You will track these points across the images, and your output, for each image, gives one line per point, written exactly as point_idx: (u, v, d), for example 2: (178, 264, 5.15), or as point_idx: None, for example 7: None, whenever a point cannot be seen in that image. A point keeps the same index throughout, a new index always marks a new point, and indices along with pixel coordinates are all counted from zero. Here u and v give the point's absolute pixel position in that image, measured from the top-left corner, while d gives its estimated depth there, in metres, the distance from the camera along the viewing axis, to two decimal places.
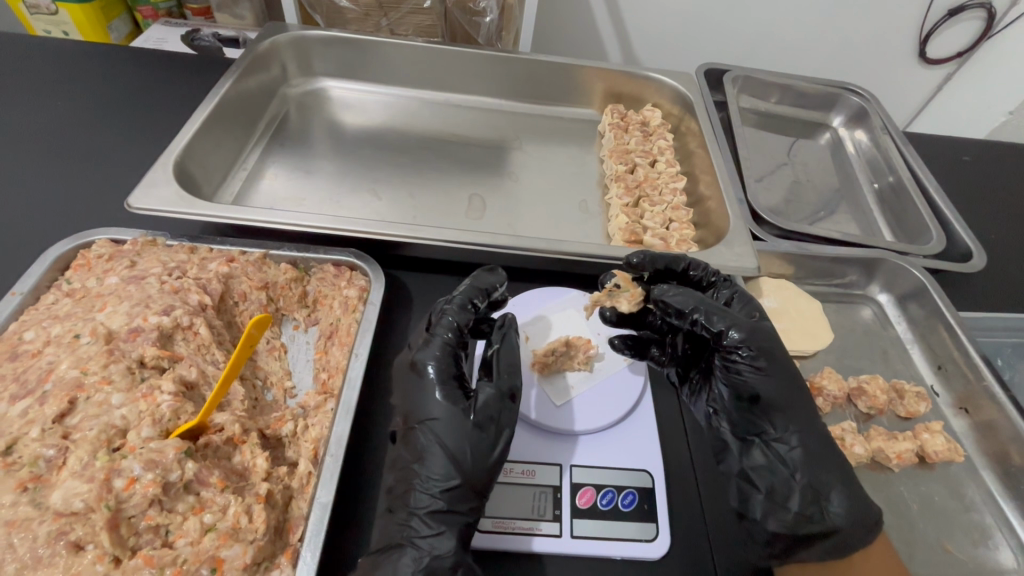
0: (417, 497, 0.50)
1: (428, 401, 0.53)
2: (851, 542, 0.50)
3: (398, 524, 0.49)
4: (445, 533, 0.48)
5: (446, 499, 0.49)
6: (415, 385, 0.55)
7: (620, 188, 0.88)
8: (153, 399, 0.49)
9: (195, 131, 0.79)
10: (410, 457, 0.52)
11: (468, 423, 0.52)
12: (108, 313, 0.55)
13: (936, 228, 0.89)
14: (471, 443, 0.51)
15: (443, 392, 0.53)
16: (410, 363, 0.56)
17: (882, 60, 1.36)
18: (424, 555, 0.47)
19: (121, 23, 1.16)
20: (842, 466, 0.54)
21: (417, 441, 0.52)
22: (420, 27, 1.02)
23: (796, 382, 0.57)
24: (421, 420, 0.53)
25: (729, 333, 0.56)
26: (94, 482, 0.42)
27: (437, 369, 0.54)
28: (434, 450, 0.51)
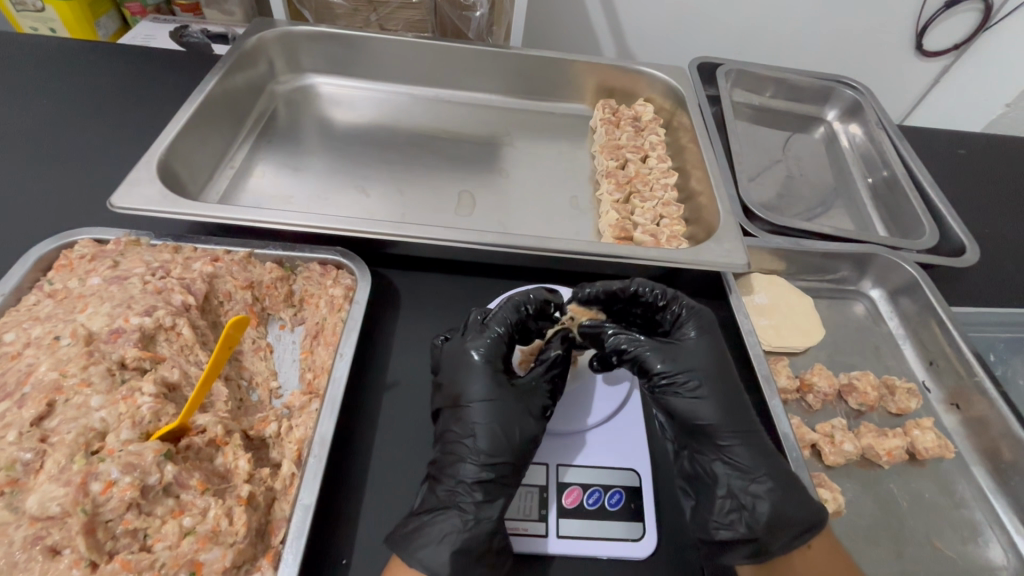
0: (464, 467, 0.52)
1: (478, 386, 0.55)
2: (777, 548, 0.52)
3: (448, 490, 0.51)
4: (491, 501, 0.51)
5: (496, 471, 0.52)
6: (468, 369, 0.56)
7: (611, 184, 0.87)
8: (133, 401, 0.48)
9: (179, 129, 0.78)
10: (461, 431, 0.54)
11: (520, 407, 0.55)
12: (89, 314, 0.54)
13: (929, 223, 0.88)
14: (520, 425, 0.54)
15: (495, 377, 0.56)
16: (463, 349, 0.57)
17: (878, 52, 1.34)
18: (471, 518, 0.49)
19: (109, 20, 1.15)
20: (778, 475, 0.54)
21: (468, 418, 0.54)
22: (410, 22, 1.01)
23: (731, 398, 0.57)
24: (473, 400, 0.55)
25: (652, 365, 0.58)
26: (71, 486, 0.42)
27: (489, 358, 0.57)
28: (481, 429, 0.53)
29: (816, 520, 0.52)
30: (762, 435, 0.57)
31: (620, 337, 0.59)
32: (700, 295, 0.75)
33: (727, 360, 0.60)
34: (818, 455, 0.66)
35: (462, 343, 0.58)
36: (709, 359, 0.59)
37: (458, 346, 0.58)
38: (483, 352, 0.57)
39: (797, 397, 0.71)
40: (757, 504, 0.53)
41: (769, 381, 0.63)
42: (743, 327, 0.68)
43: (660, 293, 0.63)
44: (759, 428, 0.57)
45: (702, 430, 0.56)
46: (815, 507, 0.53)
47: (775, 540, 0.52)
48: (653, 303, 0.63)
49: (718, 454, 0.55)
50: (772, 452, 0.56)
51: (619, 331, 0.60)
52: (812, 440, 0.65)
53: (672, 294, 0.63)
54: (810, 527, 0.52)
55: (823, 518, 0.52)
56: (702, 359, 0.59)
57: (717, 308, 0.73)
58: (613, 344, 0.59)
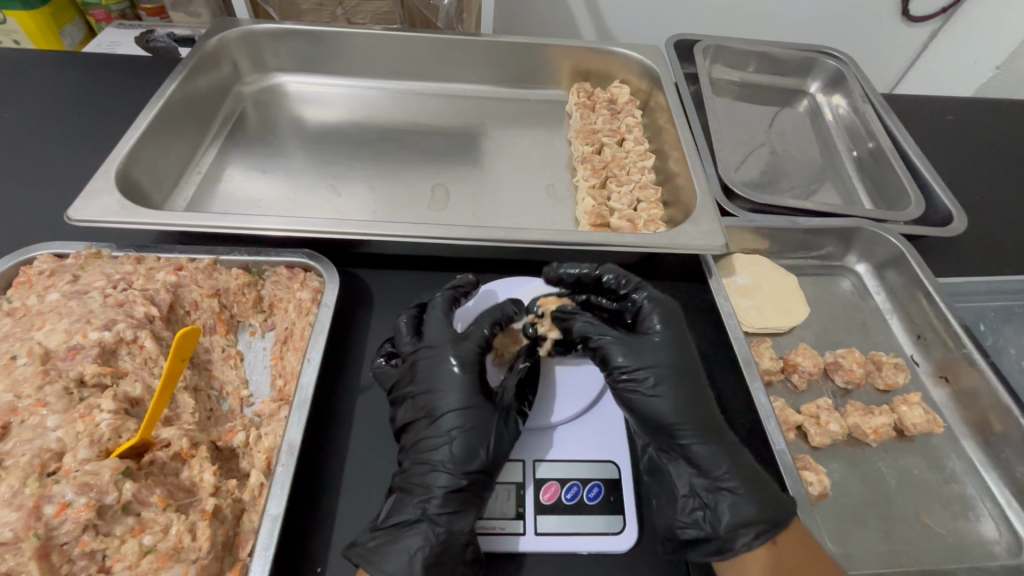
0: (438, 479, 0.50)
1: (457, 391, 0.54)
2: (738, 546, 0.50)
3: (416, 501, 0.49)
4: (462, 512, 0.49)
5: (471, 481, 0.50)
6: (446, 375, 0.55)
7: (587, 169, 0.85)
8: (92, 419, 0.47)
9: (138, 137, 0.76)
10: (435, 442, 0.52)
11: (497, 415, 0.54)
12: (46, 331, 0.53)
13: (914, 193, 0.86)
14: (497, 435, 0.53)
15: (475, 385, 0.54)
16: (439, 355, 0.56)
17: (863, 19, 1.31)
18: (443, 530, 0.48)
19: (75, 29, 1.12)
20: (739, 470, 0.52)
21: (444, 430, 0.52)
22: (377, 14, 0.99)
23: (689, 393, 0.55)
24: (451, 411, 0.53)
25: (613, 358, 0.57)
26: (24, 510, 0.41)
27: (468, 367, 0.55)
28: (460, 437, 0.52)
29: (778, 519, 0.50)
30: (725, 432, 0.55)
31: (586, 324, 0.59)
32: (681, 279, 0.73)
33: (690, 355, 0.58)
34: (805, 437, 0.64)
35: (441, 347, 0.57)
36: (670, 353, 0.57)
37: (437, 355, 0.56)
38: (457, 360, 0.55)
39: (783, 377, 0.70)
40: (719, 502, 0.52)
41: (750, 364, 0.62)
42: (723, 311, 0.66)
43: (624, 282, 0.63)
44: (722, 425, 0.55)
45: (661, 427, 0.54)
46: (778, 502, 0.51)
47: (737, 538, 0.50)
48: (616, 292, 0.63)
49: (679, 453, 0.54)
50: (732, 447, 0.54)
51: (587, 320, 0.59)
52: (796, 421, 0.64)
53: (635, 285, 0.62)
54: (773, 524, 0.49)
55: (785, 517, 0.50)
56: (662, 353, 0.57)
57: (698, 292, 0.72)
58: (581, 332, 0.59)
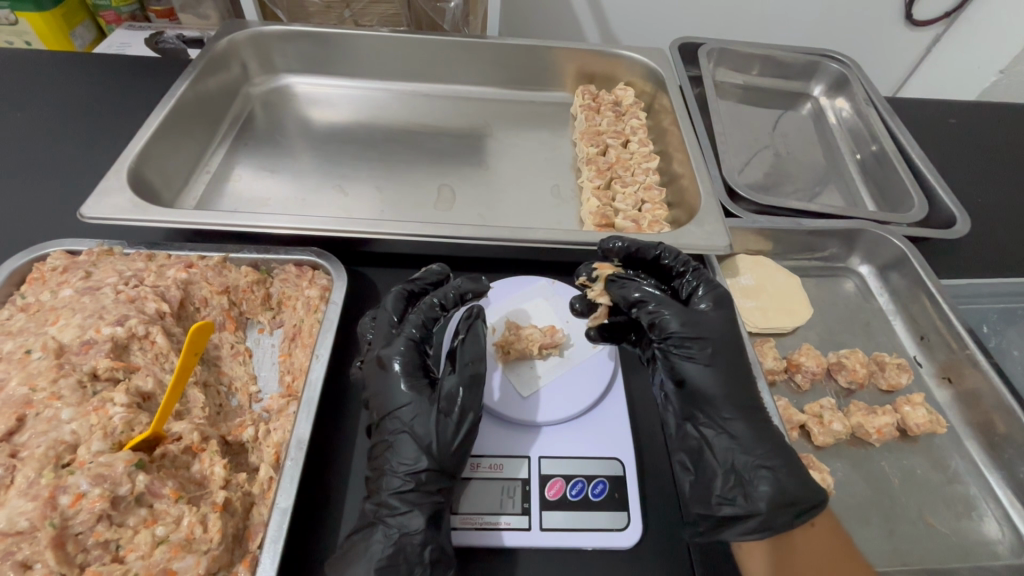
0: (388, 482, 0.50)
1: (393, 391, 0.53)
2: (778, 525, 0.50)
3: (374, 504, 0.50)
4: (414, 512, 0.49)
5: (416, 481, 0.50)
6: (380, 377, 0.54)
7: (592, 171, 0.86)
8: (105, 412, 0.48)
9: (149, 136, 0.77)
10: (381, 446, 0.52)
11: (432, 410, 0.52)
12: (60, 326, 0.54)
13: (917, 195, 0.87)
14: (436, 430, 0.51)
15: (406, 383, 0.53)
16: (375, 357, 0.55)
17: (866, 24, 1.32)
18: (394, 532, 0.48)
19: (85, 30, 1.13)
20: (781, 451, 0.53)
21: (386, 432, 0.52)
22: (384, 16, 1.00)
23: (737, 370, 0.57)
24: (389, 413, 0.53)
25: (669, 325, 0.57)
26: (40, 500, 0.42)
27: (403, 365, 0.54)
28: (402, 438, 0.51)
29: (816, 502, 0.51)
30: (765, 415, 0.56)
31: (646, 292, 0.59)
32: None
33: (739, 337, 0.59)
34: (808, 436, 0.65)
35: (376, 349, 0.56)
36: (722, 331, 0.58)
37: (373, 357, 0.56)
38: (391, 359, 0.55)
39: (786, 377, 0.70)
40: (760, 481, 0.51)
41: (754, 364, 0.63)
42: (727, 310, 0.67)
43: (681, 260, 0.63)
44: (763, 409, 0.56)
45: (708, 402, 0.55)
46: (815, 488, 0.50)
47: (778, 517, 0.50)
48: (672, 270, 0.64)
49: (721, 430, 0.55)
50: (774, 430, 0.55)
51: (649, 289, 0.59)
52: (800, 421, 0.64)
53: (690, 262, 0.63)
54: (813, 505, 0.50)
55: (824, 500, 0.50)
56: (715, 329, 0.58)
57: None
58: (638, 298, 0.59)
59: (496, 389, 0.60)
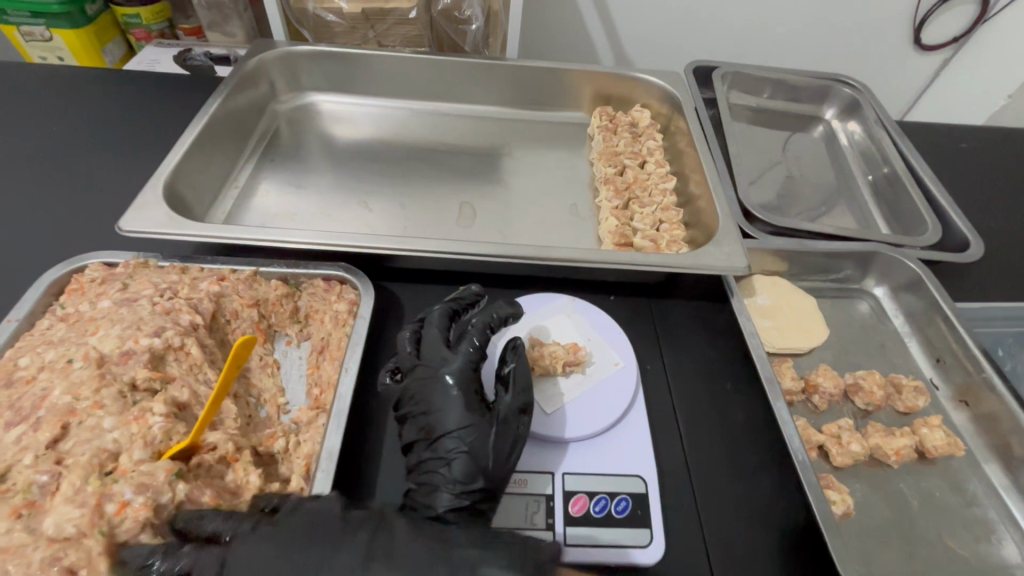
0: (441, 499, 0.51)
1: (452, 411, 0.54)
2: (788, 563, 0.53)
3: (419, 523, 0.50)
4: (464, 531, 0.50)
5: (471, 499, 0.51)
6: (440, 394, 0.56)
7: (610, 191, 0.88)
8: (145, 421, 0.49)
9: (183, 153, 0.80)
10: (434, 462, 0.53)
11: (492, 430, 0.54)
12: (100, 337, 0.56)
13: (931, 219, 0.88)
14: (495, 450, 0.53)
15: (466, 404, 0.55)
16: (435, 374, 0.57)
17: (876, 48, 1.34)
18: None
19: (116, 47, 1.17)
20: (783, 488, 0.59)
21: (441, 449, 0.53)
22: (407, 37, 1.01)
23: (734, 415, 0.64)
24: (445, 433, 0.53)
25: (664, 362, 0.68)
26: (86, 508, 0.43)
27: (461, 384, 0.56)
28: (459, 457, 0.52)
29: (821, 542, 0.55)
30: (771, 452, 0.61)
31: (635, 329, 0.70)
32: (703, 299, 0.75)
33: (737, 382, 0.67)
34: (826, 456, 0.65)
35: (436, 367, 0.58)
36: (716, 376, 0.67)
37: (432, 374, 0.57)
38: (451, 377, 0.56)
39: (803, 398, 0.71)
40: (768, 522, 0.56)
41: (773, 384, 0.64)
42: (746, 331, 0.68)
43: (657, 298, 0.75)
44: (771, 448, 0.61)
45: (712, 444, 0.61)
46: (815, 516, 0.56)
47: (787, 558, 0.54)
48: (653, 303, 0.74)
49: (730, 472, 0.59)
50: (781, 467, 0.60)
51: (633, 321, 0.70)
52: (818, 441, 0.65)
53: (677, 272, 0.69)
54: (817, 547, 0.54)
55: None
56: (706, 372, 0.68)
57: (719, 312, 0.73)
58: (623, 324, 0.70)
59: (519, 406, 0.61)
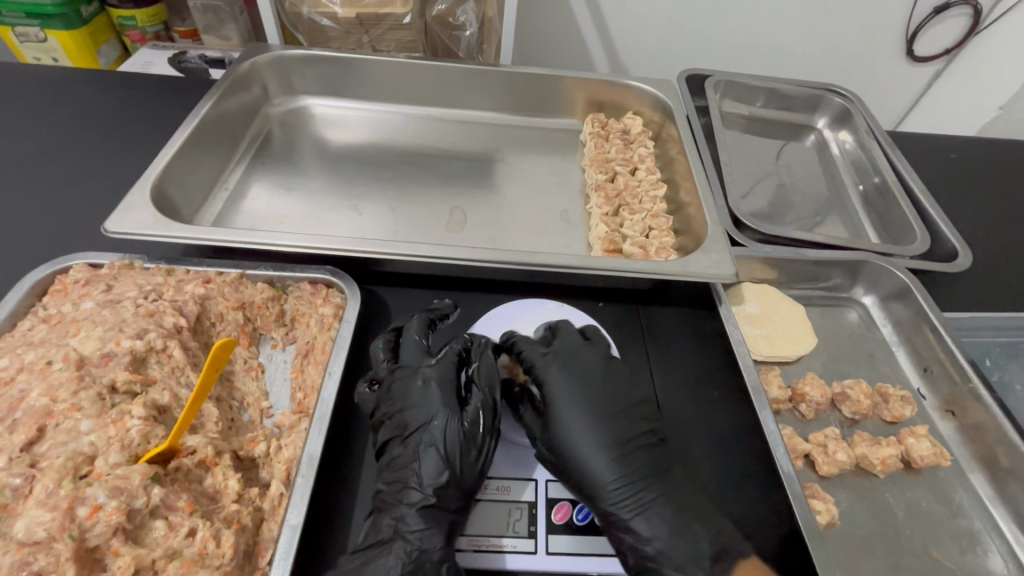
0: (411, 495, 0.51)
1: (430, 406, 0.55)
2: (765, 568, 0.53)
3: (390, 520, 0.50)
4: (432, 530, 0.49)
5: (441, 496, 0.51)
6: (419, 391, 0.56)
7: (601, 198, 0.88)
8: (123, 424, 0.49)
9: (173, 155, 0.80)
10: (406, 457, 0.53)
11: (465, 428, 0.54)
12: (81, 338, 0.55)
13: (920, 229, 0.88)
14: (467, 448, 0.53)
15: (444, 400, 0.56)
16: (415, 372, 0.58)
17: (869, 59, 1.35)
18: (413, 548, 0.48)
19: (111, 49, 1.17)
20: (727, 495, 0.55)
21: (415, 444, 0.54)
22: (401, 42, 1.01)
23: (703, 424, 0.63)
24: (420, 426, 0.54)
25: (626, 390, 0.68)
26: (59, 511, 0.42)
27: (440, 383, 0.57)
28: (431, 451, 0.53)
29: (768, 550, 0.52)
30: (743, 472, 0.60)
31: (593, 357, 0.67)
32: (691, 306, 0.75)
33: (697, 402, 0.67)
34: (813, 466, 0.65)
35: (417, 368, 0.59)
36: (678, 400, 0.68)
37: (410, 374, 0.58)
38: (430, 377, 0.57)
39: (790, 406, 0.71)
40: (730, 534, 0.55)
41: (759, 392, 0.63)
42: (732, 339, 0.68)
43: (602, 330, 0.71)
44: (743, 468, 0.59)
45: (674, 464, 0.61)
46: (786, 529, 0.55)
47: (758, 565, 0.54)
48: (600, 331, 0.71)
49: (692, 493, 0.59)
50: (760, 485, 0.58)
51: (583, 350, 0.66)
52: (805, 450, 0.65)
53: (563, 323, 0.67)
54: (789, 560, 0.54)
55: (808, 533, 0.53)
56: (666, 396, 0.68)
57: (708, 319, 0.73)
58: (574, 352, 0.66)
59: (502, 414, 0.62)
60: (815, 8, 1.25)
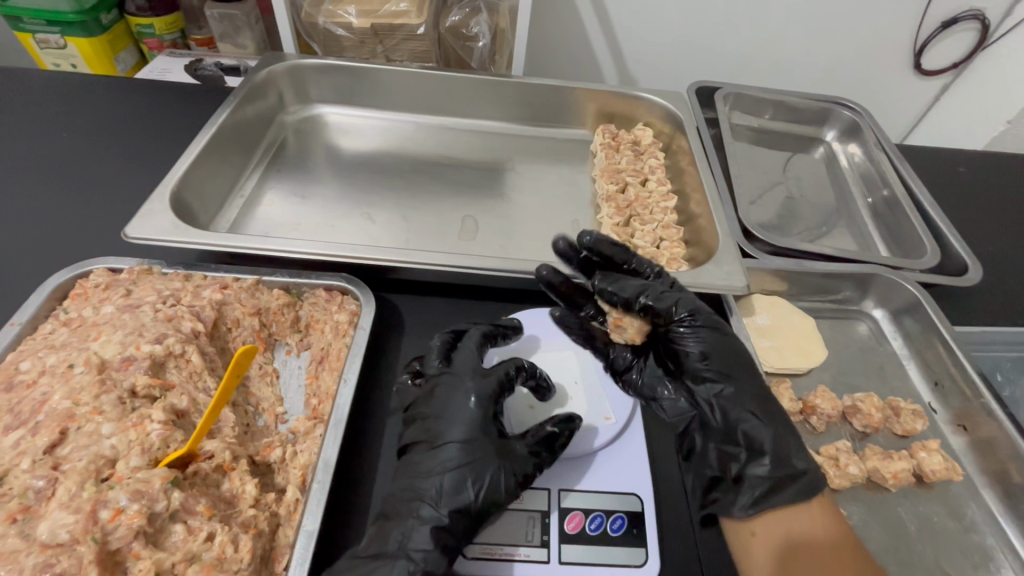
0: (422, 510, 0.50)
1: (463, 428, 0.54)
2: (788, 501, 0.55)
3: (396, 534, 0.50)
4: (436, 550, 0.49)
5: (449, 519, 0.50)
6: (458, 407, 0.56)
7: (611, 208, 0.89)
8: (143, 428, 0.49)
9: (192, 161, 0.81)
10: (427, 470, 0.53)
11: (496, 458, 0.53)
12: (102, 342, 0.56)
13: (930, 243, 0.89)
14: (494, 479, 0.52)
15: (482, 424, 0.55)
16: (461, 386, 0.57)
17: (878, 73, 1.36)
18: (417, 568, 0.48)
19: (128, 55, 1.19)
20: (779, 433, 0.57)
21: (438, 461, 0.53)
22: (414, 52, 1.02)
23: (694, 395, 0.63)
24: (450, 444, 0.54)
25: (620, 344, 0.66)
26: (81, 514, 0.43)
27: (481, 405, 0.56)
28: (451, 472, 0.52)
29: (813, 480, 0.55)
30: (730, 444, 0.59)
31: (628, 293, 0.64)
32: None
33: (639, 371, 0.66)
34: (824, 478, 0.65)
35: (463, 378, 0.57)
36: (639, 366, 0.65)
37: (456, 385, 0.57)
38: (474, 395, 0.56)
39: (801, 419, 0.71)
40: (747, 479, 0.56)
41: (771, 404, 0.64)
42: (744, 350, 0.69)
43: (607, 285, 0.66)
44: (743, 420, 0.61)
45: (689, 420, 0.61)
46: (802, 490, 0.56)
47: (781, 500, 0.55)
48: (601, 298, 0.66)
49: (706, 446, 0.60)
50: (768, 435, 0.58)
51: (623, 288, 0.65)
52: (816, 463, 0.65)
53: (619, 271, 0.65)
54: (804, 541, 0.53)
55: (819, 480, 0.55)
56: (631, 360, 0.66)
57: None
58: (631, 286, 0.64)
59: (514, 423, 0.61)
60: (824, 22, 1.26)
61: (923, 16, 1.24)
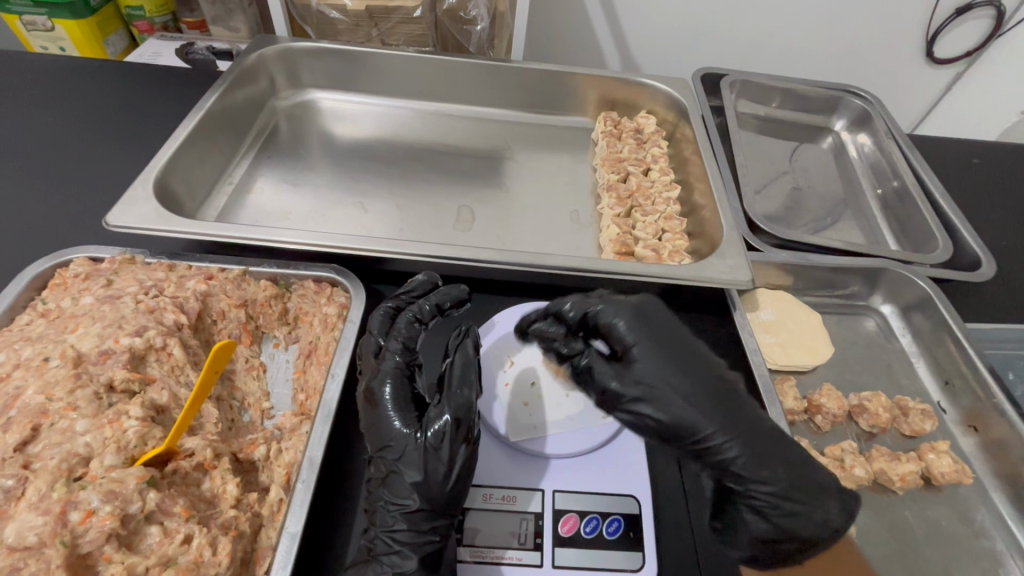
0: (382, 517, 0.50)
1: (382, 428, 0.52)
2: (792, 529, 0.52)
3: (365, 542, 0.50)
4: (405, 552, 0.48)
5: (409, 521, 0.49)
6: (371, 413, 0.53)
7: (612, 198, 0.86)
8: (120, 425, 0.47)
9: (177, 147, 0.78)
10: (377, 480, 0.52)
11: (418, 447, 0.50)
12: (79, 334, 0.54)
13: (942, 236, 0.86)
14: (428, 468, 0.49)
15: (394, 417, 0.52)
16: (365, 391, 0.54)
17: (889, 60, 1.32)
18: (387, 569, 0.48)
19: (118, 39, 1.16)
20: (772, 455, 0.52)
21: (381, 467, 0.52)
22: (411, 36, 0.99)
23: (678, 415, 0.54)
24: (379, 449, 0.52)
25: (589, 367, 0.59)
26: (50, 516, 0.41)
27: (387, 398, 0.53)
28: (394, 476, 0.51)
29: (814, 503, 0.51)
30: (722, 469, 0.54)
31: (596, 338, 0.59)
32: (704, 311, 0.73)
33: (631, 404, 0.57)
34: None
35: (366, 379, 0.55)
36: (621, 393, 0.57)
37: (361, 389, 0.55)
38: (376, 391, 0.53)
39: (806, 418, 0.69)
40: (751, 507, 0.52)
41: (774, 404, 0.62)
42: (748, 347, 0.66)
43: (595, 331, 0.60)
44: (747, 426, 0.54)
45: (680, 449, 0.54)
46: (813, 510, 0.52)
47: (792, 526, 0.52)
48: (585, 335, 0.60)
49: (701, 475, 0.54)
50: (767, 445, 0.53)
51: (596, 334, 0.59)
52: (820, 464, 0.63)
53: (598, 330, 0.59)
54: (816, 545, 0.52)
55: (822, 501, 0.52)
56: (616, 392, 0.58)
57: (722, 326, 0.71)
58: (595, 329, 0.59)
59: (508, 418, 0.59)
60: (834, 7, 1.22)
61: (936, 3, 1.19)
